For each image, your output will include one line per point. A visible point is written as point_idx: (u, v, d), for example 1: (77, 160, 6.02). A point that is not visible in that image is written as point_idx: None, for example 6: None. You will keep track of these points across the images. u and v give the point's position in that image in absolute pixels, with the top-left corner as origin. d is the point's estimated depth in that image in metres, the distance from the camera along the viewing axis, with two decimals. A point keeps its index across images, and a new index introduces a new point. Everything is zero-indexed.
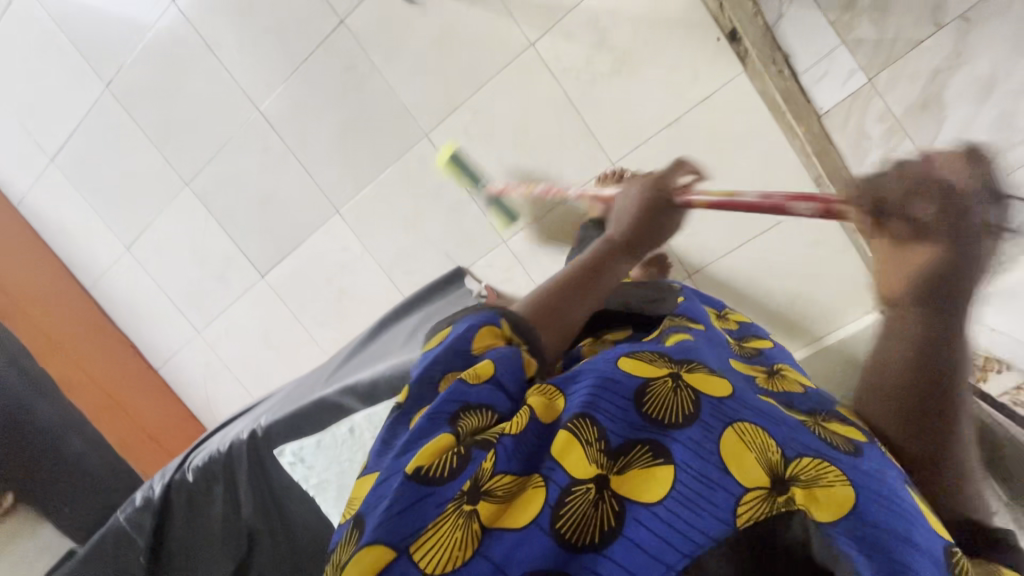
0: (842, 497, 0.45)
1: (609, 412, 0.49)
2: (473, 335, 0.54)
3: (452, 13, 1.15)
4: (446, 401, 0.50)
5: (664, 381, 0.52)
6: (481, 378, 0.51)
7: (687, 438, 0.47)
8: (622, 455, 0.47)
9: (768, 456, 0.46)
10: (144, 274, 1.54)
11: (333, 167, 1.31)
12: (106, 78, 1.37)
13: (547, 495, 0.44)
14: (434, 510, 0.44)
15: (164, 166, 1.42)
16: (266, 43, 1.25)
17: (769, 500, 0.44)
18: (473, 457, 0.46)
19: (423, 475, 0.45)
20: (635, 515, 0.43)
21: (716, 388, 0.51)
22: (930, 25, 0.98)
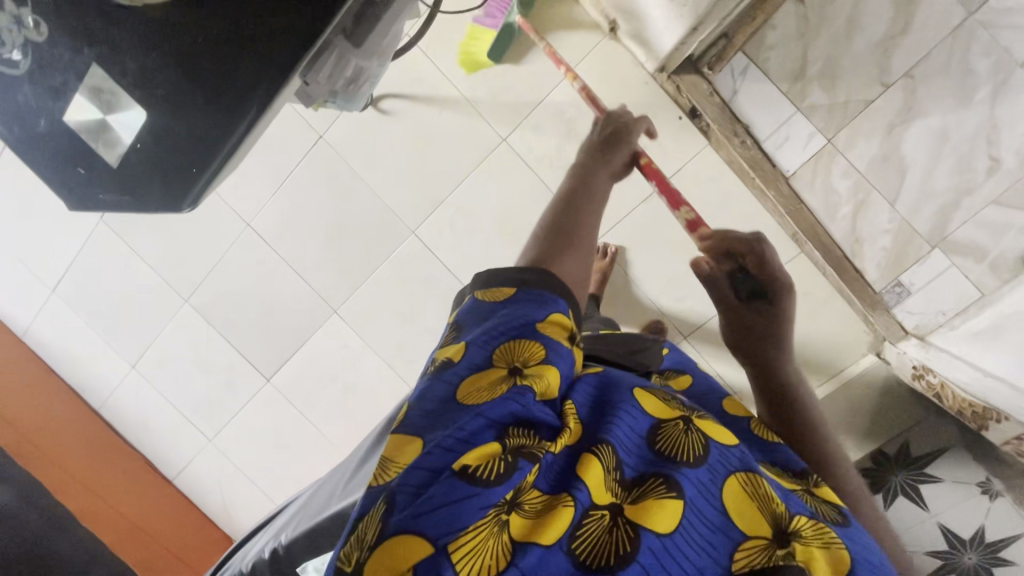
0: (842, 556, 0.43)
1: (625, 441, 0.50)
2: (543, 319, 0.54)
3: (426, 119, 1.21)
4: (510, 402, 0.48)
5: (677, 424, 0.52)
6: (547, 394, 0.51)
7: (696, 477, 0.47)
8: (637, 485, 0.47)
9: (773, 508, 0.46)
10: (152, 390, 1.56)
11: (326, 270, 1.35)
12: (100, 211, 1.42)
13: (575, 512, 0.44)
14: (475, 513, 0.41)
15: (163, 286, 1.45)
16: (250, 164, 1.30)
17: (771, 549, 0.43)
18: (520, 466, 0.45)
19: (469, 473, 0.43)
20: (650, 544, 0.42)
21: (724, 436, 0.53)
22: (878, 85, 1.03)
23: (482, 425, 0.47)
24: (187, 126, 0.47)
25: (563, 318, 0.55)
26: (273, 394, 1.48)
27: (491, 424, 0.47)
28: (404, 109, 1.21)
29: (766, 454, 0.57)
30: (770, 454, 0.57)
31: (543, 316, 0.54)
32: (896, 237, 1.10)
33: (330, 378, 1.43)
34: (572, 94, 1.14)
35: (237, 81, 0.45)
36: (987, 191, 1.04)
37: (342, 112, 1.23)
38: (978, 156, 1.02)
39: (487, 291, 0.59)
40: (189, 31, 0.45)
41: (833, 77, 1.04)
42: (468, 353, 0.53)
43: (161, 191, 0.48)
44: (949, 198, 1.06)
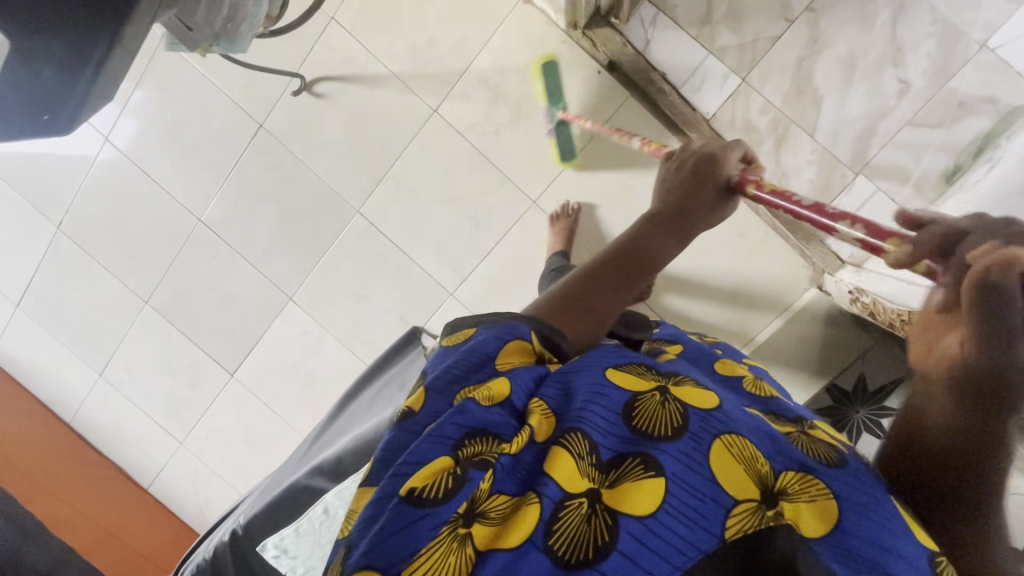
0: (831, 507, 0.39)
1: (598, 424, 0.43)
2: (496, 350, 0.47)
3: (358, 98, 1.24)
4: (452, 417, 0.43)
5: (652, 395, 0.46)
6: (494, 400, 0.44)
7: (676, 450, 0.42)
8: (614, 467, 0.42)
9: (757, 469, 0.41)
10: (119, 397, 1.56)
11: (278, 258, 1.37)
12: (57, 220, 1.45)
13: (542, 509, 0.39)
14: (428, 534, 0.38)
15: (124, 290, 1.48)
16: (197, 160, 1.35)
17: (760, 514, 0.39)
18: (470, 477, 0.40)
19: (416, 496, 0.39)
20: (629, 529, 0.38)
21: (705, 399, 0.46)
22: (782, 21, 1.07)
23: (428, 445, 0.41)
24: (44, 48, 0.49)
25: (523, 342, 0.48)
26: (238, 388, 1.49)
27: (436, 441, 0.42)
28: (336, 90, 1.25)
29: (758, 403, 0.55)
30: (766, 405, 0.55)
31: (498, 347, 0.47)
32: (821, 167, 1.12)
33: (293, 367, 1.44)
34: (494, 60, 1.18)
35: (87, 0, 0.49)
36: (901, 113, 1.07)
37: (278, 100, 1.28)
38: (887, 80, 1.06)
39: (451, 335, 0.51)
40: None
41: (738, 18, 1.08)
42: (429, 400, 0.45)
43: (34, 115, 0.52)
44: (865, 123, 1.09)
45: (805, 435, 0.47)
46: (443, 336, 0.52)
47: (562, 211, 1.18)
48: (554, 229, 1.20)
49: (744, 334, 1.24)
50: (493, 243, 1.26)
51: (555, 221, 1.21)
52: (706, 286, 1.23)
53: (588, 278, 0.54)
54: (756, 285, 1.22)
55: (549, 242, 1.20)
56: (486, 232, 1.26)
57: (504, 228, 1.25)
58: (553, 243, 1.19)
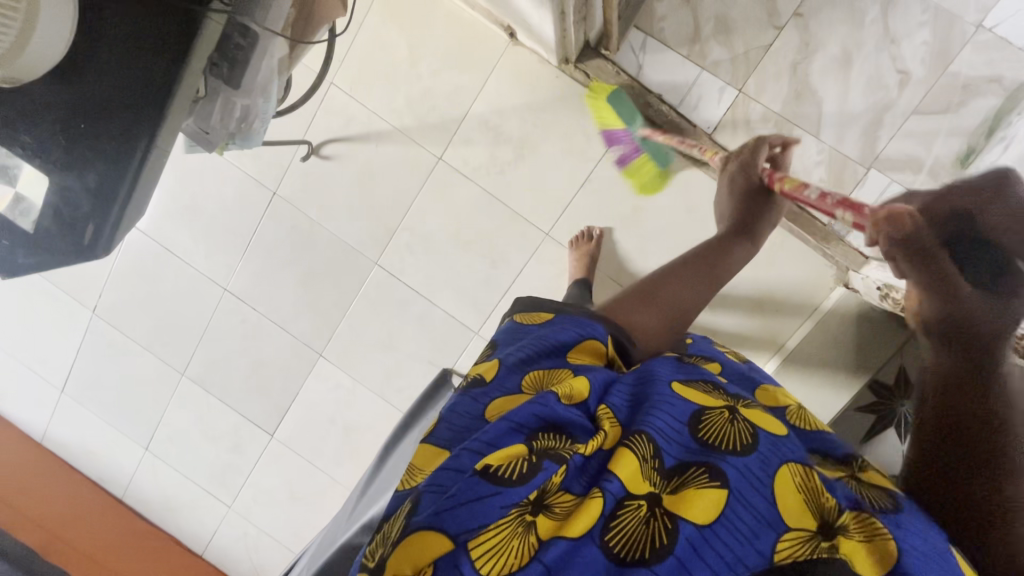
0: (889, 546, 0.37)
1: (664, 430, 0.44)
2: (574, 344, 0.54)
3: (364, 155, 1.28)
4: (534, 407, 0.45)
5: (722, 412, 0.46)
6: (574, 398, 0.47)
7: (741, 464, 0.42)
8: (675, 475, 0.42)
9: (819, 498, 0.40)
10: (166, 468, 1.60)
11: (304, 317, 1.40)
12: (91, 305, 1.51)
13: (605, 504, 0.39)
14: (496, 510, 0.39)
15: (161, 364, 1.52)
16: (217, 233, 1.39)
17: (814, 541, 0.38)
18: (544, 466, 0.41)
19: (492, 472, 0.40)
20: (688, 535, 0.38)
21: (772, 425, 0.46)
22: (772, 29, 1.08)
23: (508, 430, 0.44)
24: (81, 180, 0.52)
25: (597, 344, 0.55)
26: (279, 448, 1.51)
27: (516, 429, 0.44)
28: (342, 151, 1.29)
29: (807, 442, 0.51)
30: (812, 441, 0.51)
31: (574, 340, 0.54)
32: (831, 166, 1.11)
33: (330, 421, 1.46)
34: (491, 102, 1.21)
35: (116, 132, 0.52)
36: (905, 103, 1.06)
37: (288, 166, 1.32)
38: (887, 72, 1.06)
39: (531, 320, 0.61)
40: (65, 96, 0.51)
41: (727, 32, 1.10)
42: (503, 373, 0.51)
43: (72, 243, 0.53)
44: (870, 117, 1.08)
45: (858, 480, 0.45)
46: (524, 316, 0.62)
47: (583, 236, 1.18)
48: (575, 254, 1.19)
49: (774, 341, 1.23)
50: (512, 277, 1.28)
51: (573, 248, 1.21)
52: (729, 297, 1.23)
53: (660, 287, 0.63)
54: (779, 290, 1.21)
55: (572, 268, 1.19)
56: (505, 269, 1.27)
57: (521, 262, 1.26)
58: (574, 269, 1.19)
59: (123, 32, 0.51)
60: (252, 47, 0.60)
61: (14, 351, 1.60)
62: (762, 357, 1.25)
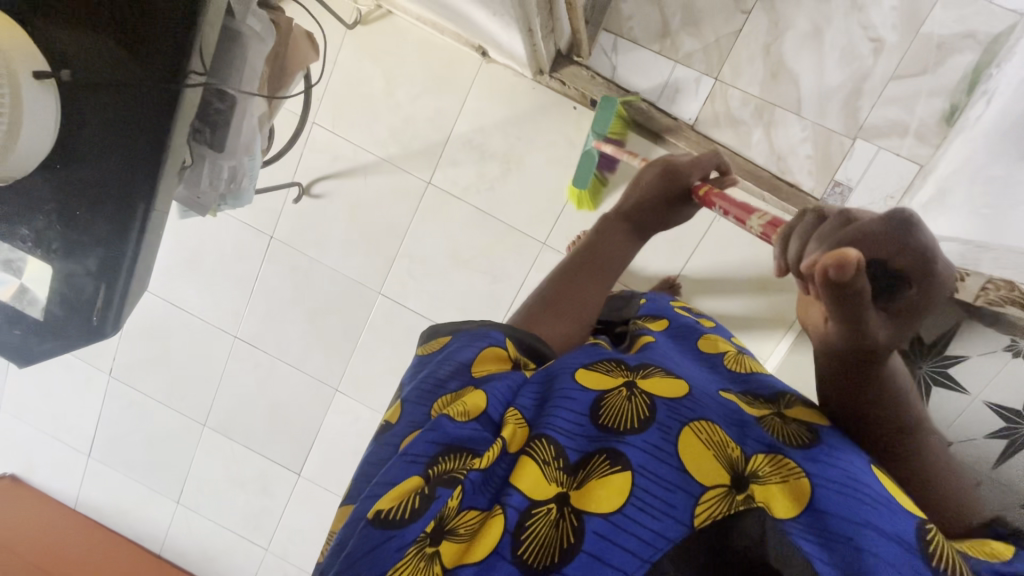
0: (802, 486, 0.39)
1: (563, 427, 0.44)
2: (473, 359, 0.53)
3: (355, 189, 1.29)
4: (427, 435, 0.44)
5: (619, 391, 0.47)
6: (470, 414, 0.46)
7: (641, 441, 0.42)
8: (581, 468, 0.42)
9: (729, 454, 0.42)
10: (200, 518, 1.61)
11: (316, 354, 1.41)
12: (107, 368, 1.54)
13: (507, 519, 0.39)
14: (395, 554, 0.38)
15: (182, 417, 1.54)
16: (220, 283, 1.41)
17: (728, 498, 0.39)
18: (437, 495, 0.40)
19: (384, 517, 0.40)
20: (595, 527, 0.38)
21: (673, 389, 0.47)
22: (739, 14, 1.09)
23: (404, 465, 0.43)
24: (83, 264, 0.53)
25: (498, 349, 0.54)
26: (308, 486, 1.52)
27: (412, 461, 0.43)
28: (333, 187, 1.30)
29: (739, 382, 0.53)
30: (745, 383, 0.53)
31: (474, 355, 0.53)
32: (816, 141, 1.11)
33: (354, 453, 1.47)
34: (472, 122, 1.22)
35: (109, 213, 0.53)
36: (882, 69, 1.06)
37: (281, 210, 1.33)
38: (859, 41, 1.06)
39: (429, 345, 0.60)
40: (61, 186, 0.52)
41: (695, 23, 1.11)
42: (407, 411, 0.50)
43: (82, 326, 0.55)
44: (849, 88, 1.08)
45: (780, 417, 0.46)
46: (427, 346, 0.60)
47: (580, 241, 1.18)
48: None
49: (784, 319, 1.22)
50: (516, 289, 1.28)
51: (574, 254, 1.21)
52: (730, 282, 1.22)
53: (567, 284, 0.65)
54: None
55: None
56: (509, 282, 1.28)
57: (523, 274, 1.27)
58: None
59: (106, 115, 0.51)
60: (231, 109, 0.61)
61: (39, 423, 1.63)
62: (775, 336, 1.23)
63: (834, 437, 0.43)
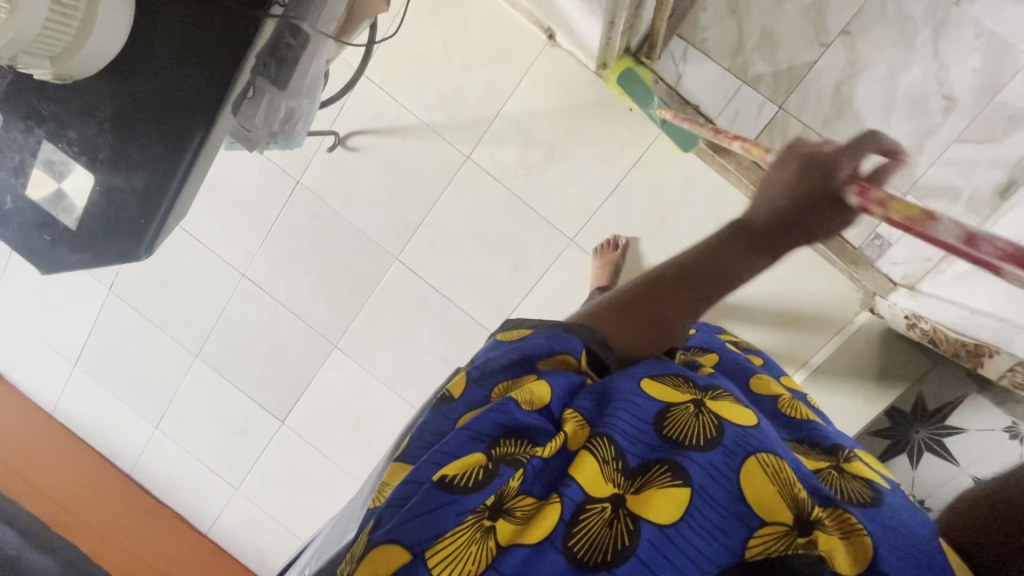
0: (865, 543, 0.38)
1: (628, 432, 0.45)
2: (543, 352, 0.52)
3: (392, 149, 1.26)
4: (493, 414, 0.45)
5: (687, 406, 0.47)
6: (535, 404, 0.46)
7: (705, 460, 0.42)
8: (640, 475, 0.42)
9: (792, 490, 0.40)
10: (176, 447, 1.61)
11: (322, 308, 1.39)
12: (107, 282, 1.51)
13: (564, 509, 0.40)
14: (454, 519, 0.39)
15: (175, 345, 1.52)
16: (238, 218, 1.38)
17: (787, 537, 0.38)
18: (501, 473, 0.41)
19: (449, 482, 0.40)
20: (649, 535, 0.39)
21: (742, 416, 0.47)
22: (817, 46, 1.05)
23: (467, 439, 0.44)
24: (128, 181, 0.51)
25: (568, 358, 0.51)
26: (289, 434, 1.51)
27: (476, 438, 0.44)
28: (370, 143, 1.27)
29: (792, 433, 0.56)
30: (800, 431, 0.56)
31: (544, 350, 0.52)
32: None
33: (341, 412, 1.46)
34: (524, 103, 1.18)
35: (165, 133, 0.50)
36: (948, 129, 1.04)
37: (313, 156, 1.30)
38: (932, 97, 1.04)
39: (506, 332, 0.58)
40: (120, 94, 0.50)
41: (772, 46, 1.07)
42: (469, 389, 0.50)
43: (119, 245, 0.52)
44: (911, 142, 1.06)
45: (836, 472, 0.47)
46: (501, 332, 0.58)
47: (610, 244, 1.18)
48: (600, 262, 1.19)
49: (797, 358, 1.21)
50: (534, 280, 1.27)
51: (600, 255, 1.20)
52: (752, 312, 1.21)
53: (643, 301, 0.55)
54: (806, 306, 1.17)
55: (594, 276, 1.19)
56: (528, 272, 1.26)
57: (545, 266, 1.26)
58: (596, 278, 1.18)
59: (179, 30, 0.49)
60: (303, 47, 0.59)
61: (29, 323, 1.61)
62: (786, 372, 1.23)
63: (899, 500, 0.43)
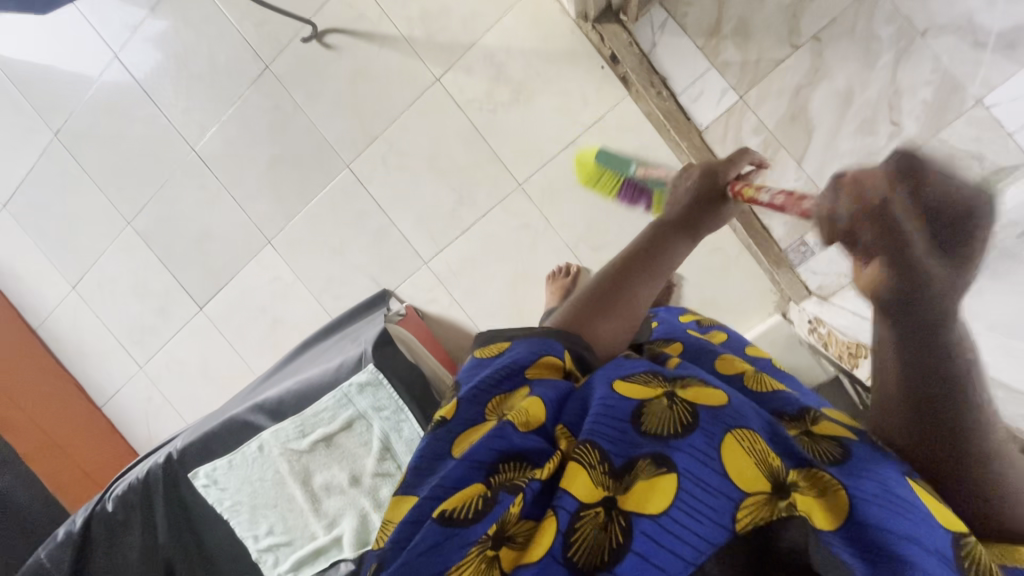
0: (841, 497, 0.38)
1: (607, 431, 0.43)
2: (529, 361, 0.50)
3: (365, 55, 1.26)
4: (492, 442, 0.44)
5: (660, 398, 0.45)
6: (531, 425, 0.45)
7: (688, 447, 0.41)
8: (626, 471, 0.41)
9: (769, 461, 0.40)
10: (89, 312, 1.57)
11: (263, 201, 1.38)
12: (54, 127, 1.47)
13: (558, 522, 0.38)
14: (458, 552, 0.38)
15: (110, 208, 1.49)
16: (199, 90, 1.36)
17: (771, 503, 0.38)
18: (500, 500, 0.40)
19: (449, 516, 0.40)
20: (643, 528, 0.37)
21: (713, 395, 0.45)
22: (787, 46, 1.08)
23: (463, 468, 0.43)
24: None
25: (554, 359, 0.51)
26: (204, 323, 1.49)
27: (474, 465, 0.43)
28: (345, 44, 1.26)
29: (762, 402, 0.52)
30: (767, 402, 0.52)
31: (529, 360, 0.51)
32: None
33: (260, 310, 1.44)
34: (501, 39, 1.19)
35: None
36: (889, 154, 1.08)
37: (287, 44, 1.29)
38: (881, 120, 1.07)
39: (485, 346, 0.55)
40: None
41: (745, 36, 1.09)
42: (462, 409, 0.48)
43: None
44: (852, 160, 1.10)
45: (807, 436, 0.45)
46: (477, 348, 0.56)
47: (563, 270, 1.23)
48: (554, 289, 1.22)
49: None
50: (474, 217, 1.28)
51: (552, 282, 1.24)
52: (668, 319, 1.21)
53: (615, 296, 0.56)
54: (726, 301, 1.19)
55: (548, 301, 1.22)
56: (471, 208, 1.27)
57: (490, 206, 1.26)
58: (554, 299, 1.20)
59: None
60: None
61: None
62: None
63: (865, 450, 0.42)
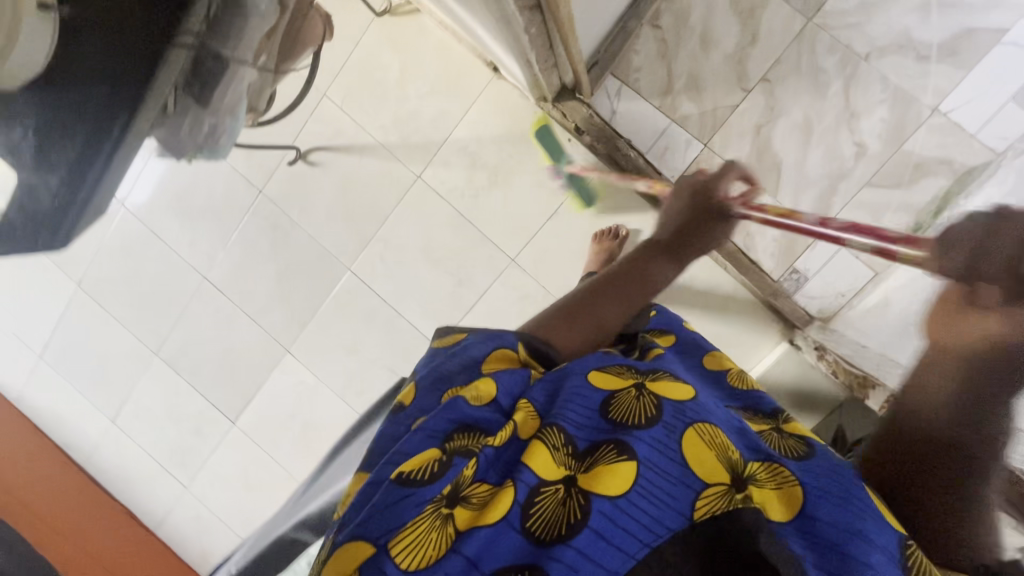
0: (795, 493, 0.42)
1: (574, 418, 0.46)
2: (485, 356, 0.53)
3: (348, 166, 1.34)
4: (447, 414, 0.47)
5: (629, 391, 0.48)
6: (483, 400, 0.48)
7: (649, 437, 0.44)
8: (588, 455, 0.44)
9: (728, 455, 0.44)
10: (130, 441, 1.65)
11: (276, 314, 1.45)
12: (77, 277, 1.58)
13: (518, 493, 0.41)
14: (413, 510, 0.40)
15: (137, 342, 1.58)
16: (203, 222, 1.45)
17: (728, 495, 0.42)
18: (455, 464, 0.43)
19: (405, 478, 0.42)
20: (601, 508, 0.40)
21: (681, 392, 0.49)
22: (739, 91, 1.13)
23: (422, 438, 0.45)
24: None
25: (507, 351, 0.53)
26: (239, 436, 1.55)
27: (432, 437, 0.46)
28: (328, 160, 1.34)
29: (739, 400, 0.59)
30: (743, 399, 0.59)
31: (485, 352, 0.53)
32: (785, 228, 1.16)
33: (290, 415, 1.50)
34: (471, 130, 1.26)
35: None
36: (859, 173, 1.11)
37: (276, 168, 1.38)
38: (844, 143, 1.11)
39: (444, 339, 0.59)
40: None
41: (697, 89, 1.15)
42: (421, 398, 0.51)
43: None
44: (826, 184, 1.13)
45: (778, 432, 0.51)
46: (436, 340, 0.60)
47: None
48: None
49: None
50: (475, 297, 1.33)
51: None
52: None
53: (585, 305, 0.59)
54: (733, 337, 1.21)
55: None
56: (471, 288, 1.32)
57: (489, 284, 1.32)
58: None
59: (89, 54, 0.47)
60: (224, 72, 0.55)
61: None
62: None
63: (828, 453, 0.47)
